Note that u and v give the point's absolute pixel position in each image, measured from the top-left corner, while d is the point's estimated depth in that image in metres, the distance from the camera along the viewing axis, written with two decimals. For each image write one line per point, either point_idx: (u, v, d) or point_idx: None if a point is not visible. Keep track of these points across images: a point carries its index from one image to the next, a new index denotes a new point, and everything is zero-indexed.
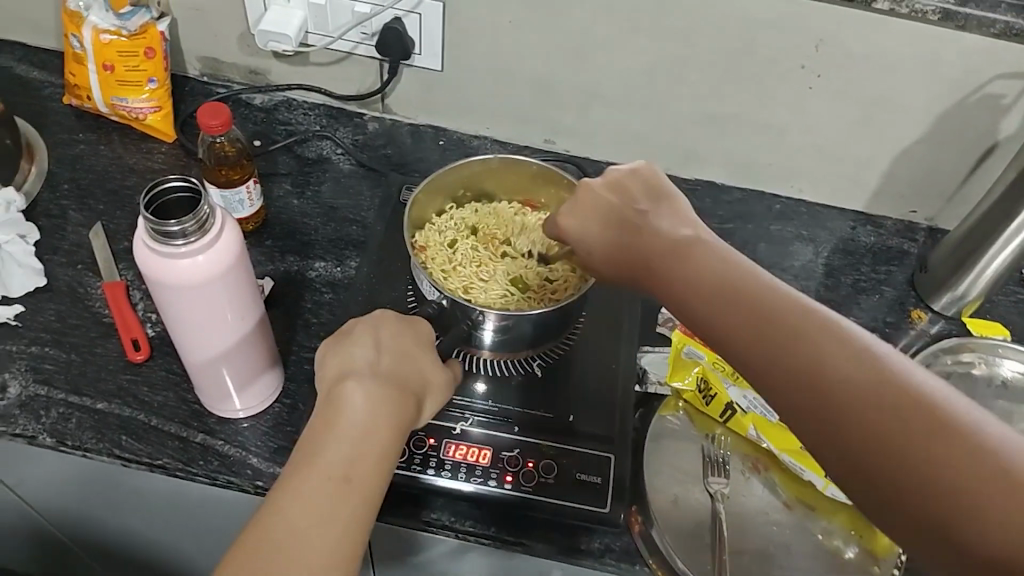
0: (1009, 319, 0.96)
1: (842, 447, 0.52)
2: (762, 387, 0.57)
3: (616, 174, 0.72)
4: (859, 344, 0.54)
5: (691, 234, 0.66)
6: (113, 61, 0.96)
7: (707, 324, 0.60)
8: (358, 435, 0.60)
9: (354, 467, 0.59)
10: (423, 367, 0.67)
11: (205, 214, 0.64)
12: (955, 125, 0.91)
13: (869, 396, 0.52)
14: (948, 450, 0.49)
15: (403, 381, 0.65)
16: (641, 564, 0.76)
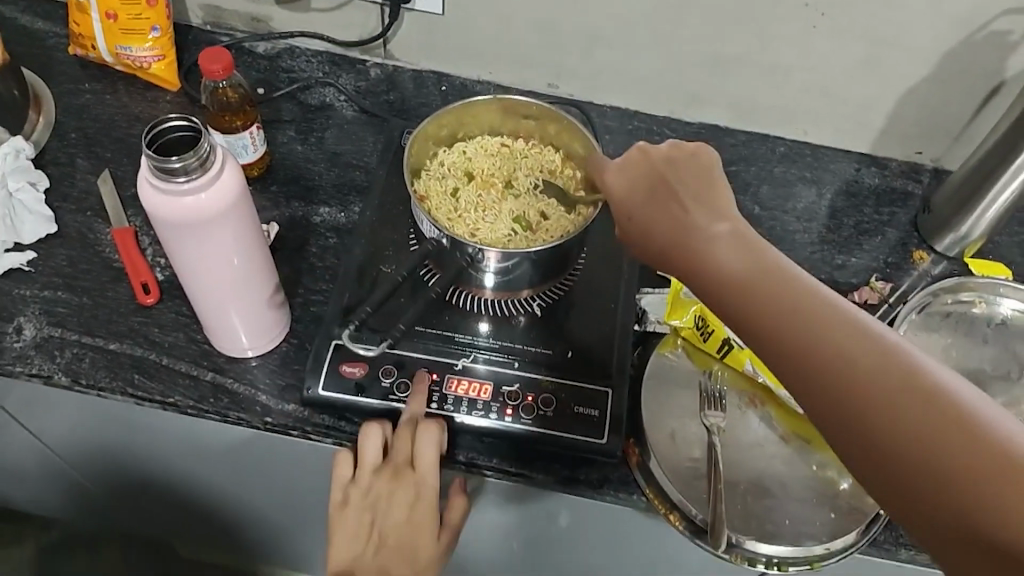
0: (1011, 259, 0.97)
1: (850, 434, 0.49)
2: (770, 360, 0.53)
3: (661, 149, 0.63)
4: (885, 340, 0.50)
5: (725, 227, 0.57)
6: (117, 10, 0.97)
7: (719, 298, 0.55)
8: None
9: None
10: (422, 524, 0.77)
11: (206, 151, 0.65)
12: (962, 63, 0.90)
13: (886, 390, 0.48)
14: (966, 446, 0.45)
15: (401, 535, 0.77)
16: (639, 494, 0.79)
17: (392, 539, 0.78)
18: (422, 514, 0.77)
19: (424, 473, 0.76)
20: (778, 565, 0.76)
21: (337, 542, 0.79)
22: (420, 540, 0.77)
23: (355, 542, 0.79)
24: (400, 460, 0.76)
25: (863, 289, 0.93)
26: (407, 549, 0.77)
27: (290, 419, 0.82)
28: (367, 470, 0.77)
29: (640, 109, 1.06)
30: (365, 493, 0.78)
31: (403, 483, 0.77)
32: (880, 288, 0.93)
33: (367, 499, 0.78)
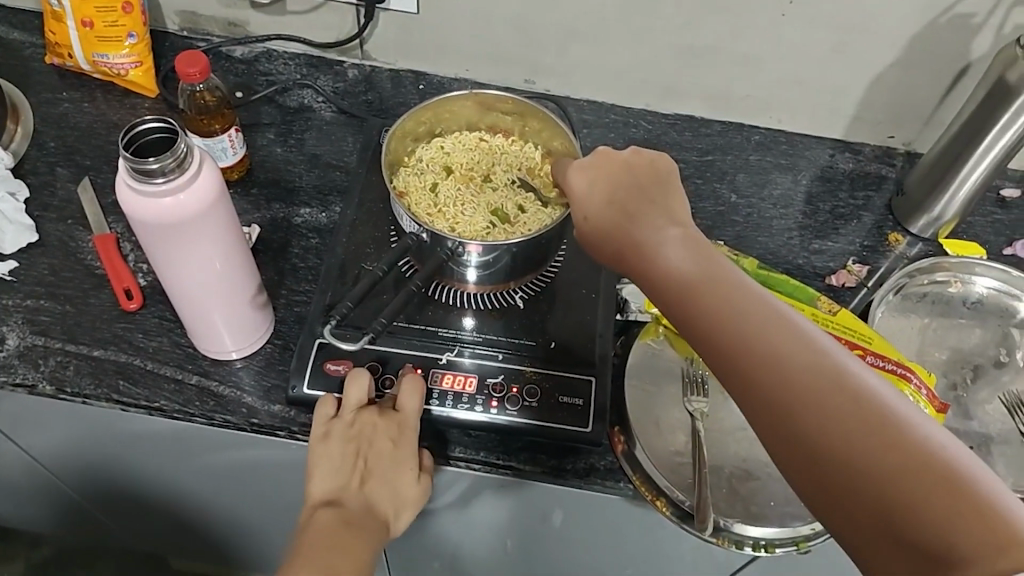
0: (984, 238, 0.98)
1: (787, 437, 0.50)
2: (715, 363, 0.53)
3: (623, 154, 0.64)
4: (829, 352, 0.51)
5: (680, 235, 0.59)
6: (92, 17, 0.96)
7: (668, 300, 0.57)
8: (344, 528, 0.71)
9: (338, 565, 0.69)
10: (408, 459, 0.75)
11: (183, 152, 0.65)
12: (929, 46, 0.91)
13: (827, 395, 0.49)
14: (898, 452, 0.46)
15: (386, 470, 0.75)
16: (625, 481, 0.80)
17: (376, 476, 0.74)
18: (408, 447, 0.75)
19: (409, 408, 0.75)
20: (765, 548, 0.78)
21: (315, 483, 0.74)
22: (404, 478, 0.75)
23: (335, 480, 0.74)
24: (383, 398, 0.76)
25: (840, 272, 0.95)
26: (392, 486, 0.75)
27: (277, 420, 0.82)
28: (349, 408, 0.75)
29: (617, 102, 1.07)
30: (347, 430, 0.74)
31: (388, 417, 0.75)
32: (857, 270, 0.95)
33: (350, 434, 0.74)
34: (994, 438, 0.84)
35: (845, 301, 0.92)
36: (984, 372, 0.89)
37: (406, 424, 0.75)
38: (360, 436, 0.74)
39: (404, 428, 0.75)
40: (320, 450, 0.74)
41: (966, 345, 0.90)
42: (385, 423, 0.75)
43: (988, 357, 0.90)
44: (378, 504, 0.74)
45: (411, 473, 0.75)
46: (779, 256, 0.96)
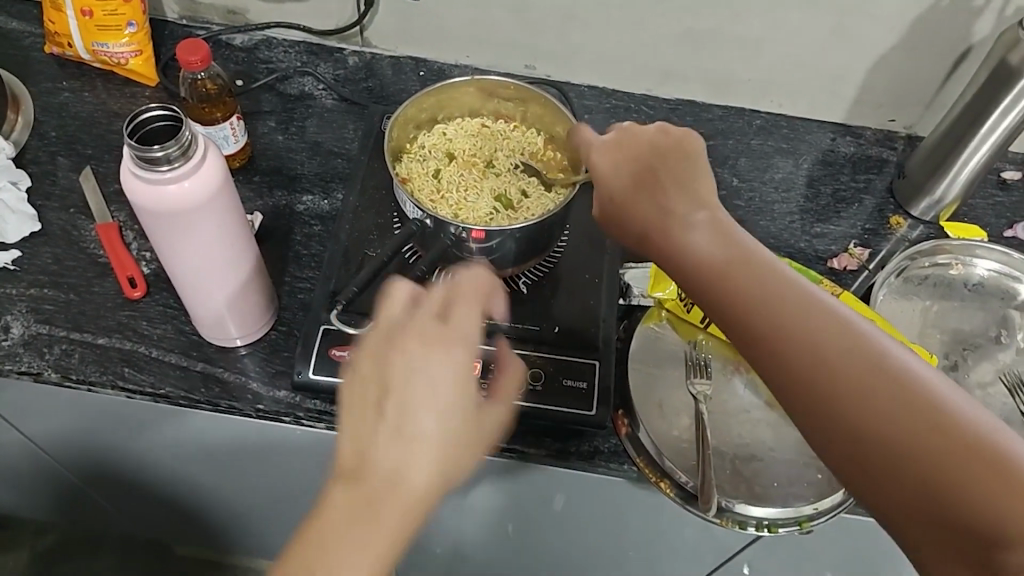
0: (985, 221, 0.99)
1: (823, 420, 0.51)
2: (749, 349, 0.55)
3: (649, 134, 0.64)
4: (863, 333, 0.52)
5: (709, 219, 0.59)
6: (91, 6, 0.96)
7: (700, 287, 0.58)
8: (368, 504, 0.54)
9: (359, 568, 0.53)
10: (458, 399, 0.57)
11: (188, 140, 0.65)
12: (930, 29, 0.91)
13: (863, 376, 0.50)
14: (937, 430, 0.47)
15: (431, 424, 0.56)
16: (629, 464, 0.81)
17: (415, 431, 0.55)
18: (456, 369, 0.58)
19: (464, 325, 0.59)
20: (768, 528, 0.78)
21: (340, 442, 0.57)
22: (452, 431, 0.57)
23: (360, 438, 0.56)
24: (427, 311, 0.59)
25: (841, 256, 0.95)
26: (438, 440, 0.56)
27: (282, 406, 0.83)
28: (386, 334, 0.59)
29: (618, 88, 1.07)
30: (380, 366, 0.57)
31: (435, 347, 0.58)
32: (859, 254, 0.95)
33: (381, 373, 0.57)
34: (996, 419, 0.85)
35: (847, 285, 0.93)
36: (984, 353, 0.89)
37: (457, 343, 0.58)
38: (397, 374, 0.57)
39: (454, 347, 0.58)
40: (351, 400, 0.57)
41: (967, 326, 0.91)
42: (431, 353, 0.57)
43: (989, 338, 0.90)
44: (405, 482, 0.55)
45: (457, 412, 0.57)
46: (781, 240, 0.96)
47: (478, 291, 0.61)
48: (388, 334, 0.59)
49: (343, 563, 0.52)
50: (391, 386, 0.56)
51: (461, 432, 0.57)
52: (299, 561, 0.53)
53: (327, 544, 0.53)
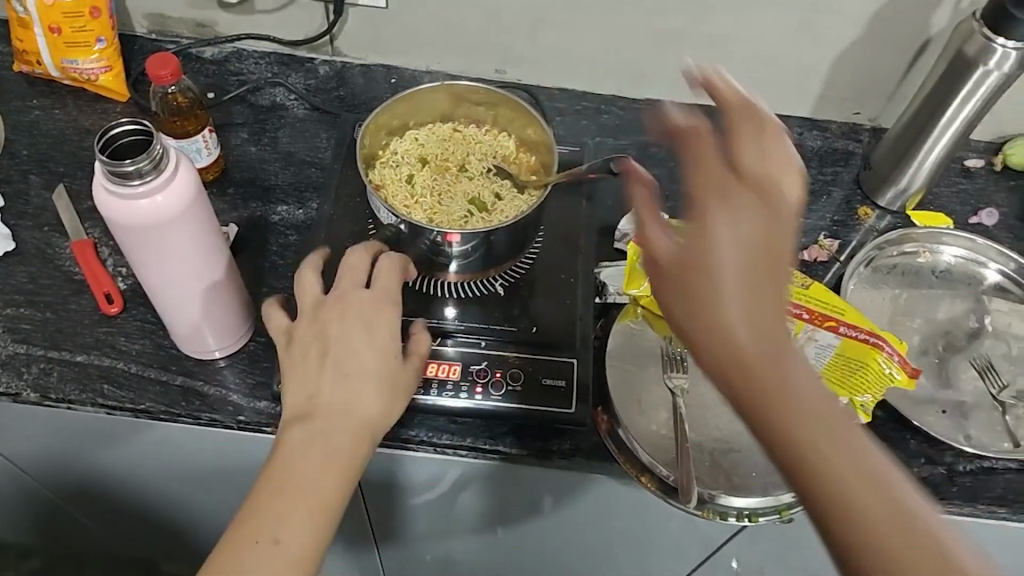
0: (950, 209, 1.01)
1: (788, 470, 0.48)
2: (720, 375, 0.50)
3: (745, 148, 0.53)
4: (837, 404, 0.49)
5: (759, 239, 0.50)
6: (59, 23, 0.96)
7: (679, 304, 0.51)
8: (322, 433, 0.62)
9: (321, 487, 0.61)
10: (390, 345, 0.66)
11: (159, 153, 0.66)
12: (890, 22, 0.93)
13: (832, 445, 0.47)
14: (887, 522, 0.46)
15: (368, 367, 0.65)
16: (610, 460, 0.82)
17: (353, 373, 0.64)
18: (386, 321, 0.66)
19: (387, 287, 0.68)
20: (749, 518, 0.79)
21: (287, 392, 0.65)
22: (388, 373, 0.65)
23: (307, 385, 0.64)
24: (351, 279, 0.68)
25: (812, 247, 0.96)
26: (376, 379, 0.64)
27: (263, 416, 0.83)
28: (316, 306, 0.68)
29: (588, 89, 1.08)
30: (311, 327, 0.67)
31: (361, 306, 0.66)
32: (829, 245, 0.97)
33: (314, 331, 0.66)
34: (967, 402, 0.86)
35: (818, 276, 0.94)
36: (953, 337, 0.91)
37: (383, 301, 0.67)
38: (331, 330, 0.65)
39: (383, 304, 0.67)
40: (289, 359, 0.66)
41: (935, 313, 0.93)
42: (361, 311, 0.66)
43: (958, 322, 0.92)
44: (354, 410, 0.63)
45: (391, 358, 0.66)
46: None
47: (399, 263, 0.70)
48: (317, 303, 0.68)
49: (309, 484, 0.60)
50: (326, 341, 0.65)
51: (396, 375, 0.66)
52: (268, 490, 0.60)
53: (292, 474, 0.61)
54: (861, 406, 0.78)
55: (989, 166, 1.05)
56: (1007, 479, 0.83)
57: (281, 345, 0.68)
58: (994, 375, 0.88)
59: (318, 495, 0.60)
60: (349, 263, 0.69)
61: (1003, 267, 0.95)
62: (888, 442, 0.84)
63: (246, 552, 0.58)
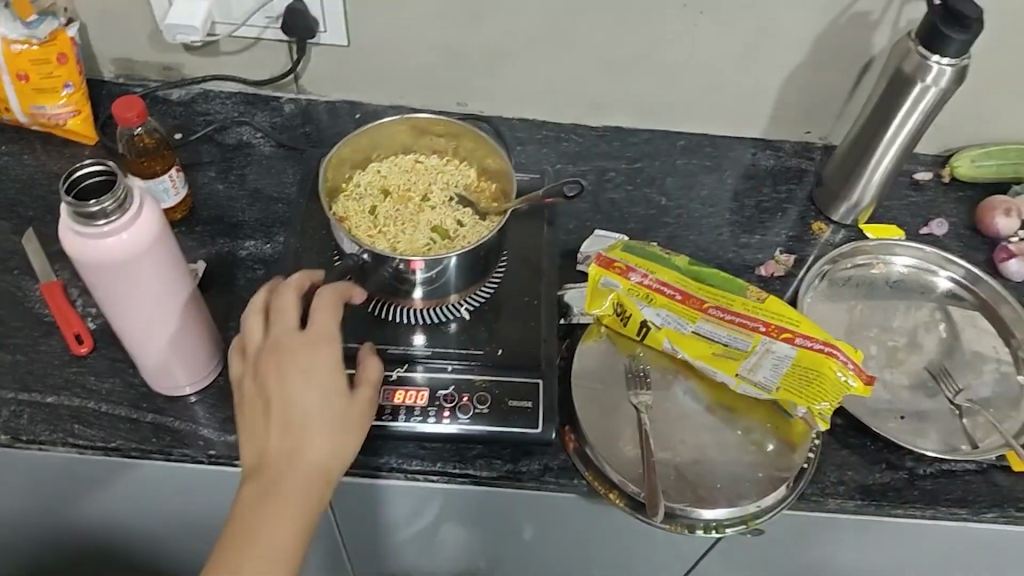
0: (901, 221, 1.04)
1: None
2: None
3: None
4: None
5: None
6: (27, 71, 0.97)
7: None
8: (275, 479, 0.65)
9: (284, 530, 0.63)
10: (331, 382, 0.68)
11: (123, 193, 0.68)
12: (833, 45, 0.97)
13: None
14: None
15: (312, 407, 0.67)
16: (579, 478, 0.83)
17: (299, 416, 0.67)
18: (323, 361, 0.69)
19: (321, 328, 0.70)
20: (716, 530, 0.80)
21: (243, 440, 0.68)
22: (334, 408, 0.68)
23: (259, 435, 0.67)
24: (285, 324, 0.71)
25: (768, 263, 0.99)
26: (322, 419, 0.67)
27: (234, 450, 0.84)
28: (258, 354, 0.71)
29: (547, 118, 1.11)
30: (256, 379, 0.69)
31: (297, 350, 0.69)
32: (785, 261, 1.00)
33: (259, 383, 0.69)
34: (922, 407, 0.89)
35: (776, 291, 0.97)
36: (908, 345, 0.94)
37: (319, 340, 0.69)
38: (273, 376, 0.68)
39: (317, 345, 0.69)
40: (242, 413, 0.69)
41: (890, 322, 0.95)
42: (297, 357, 0.68)
43: (912, 330, 0.95)
44: (305, 452, 0.66)
45: (334, 396, 0.68)
46: (710, 252, 1.01)
47: (329, 302, 0.72)
48: (259, 350, 0.71)
49: (270, 530, 0.62)
50: (270, 388, 0.68)
51: (343, 410, 0.69)
52: (233, 532, 0.62)
53: (253, 515, 0.63)
54: (818, 415, 0.82)
55: (937, 179, 1.08)
56: (966, 480, 0.86)
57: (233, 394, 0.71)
58: (949, 380, 0.91)
59: (280, 533, 0.62)
60: (282, 309, 0.71)
61: (953, 275, 0.99)
62: (849, 449, 0.87)
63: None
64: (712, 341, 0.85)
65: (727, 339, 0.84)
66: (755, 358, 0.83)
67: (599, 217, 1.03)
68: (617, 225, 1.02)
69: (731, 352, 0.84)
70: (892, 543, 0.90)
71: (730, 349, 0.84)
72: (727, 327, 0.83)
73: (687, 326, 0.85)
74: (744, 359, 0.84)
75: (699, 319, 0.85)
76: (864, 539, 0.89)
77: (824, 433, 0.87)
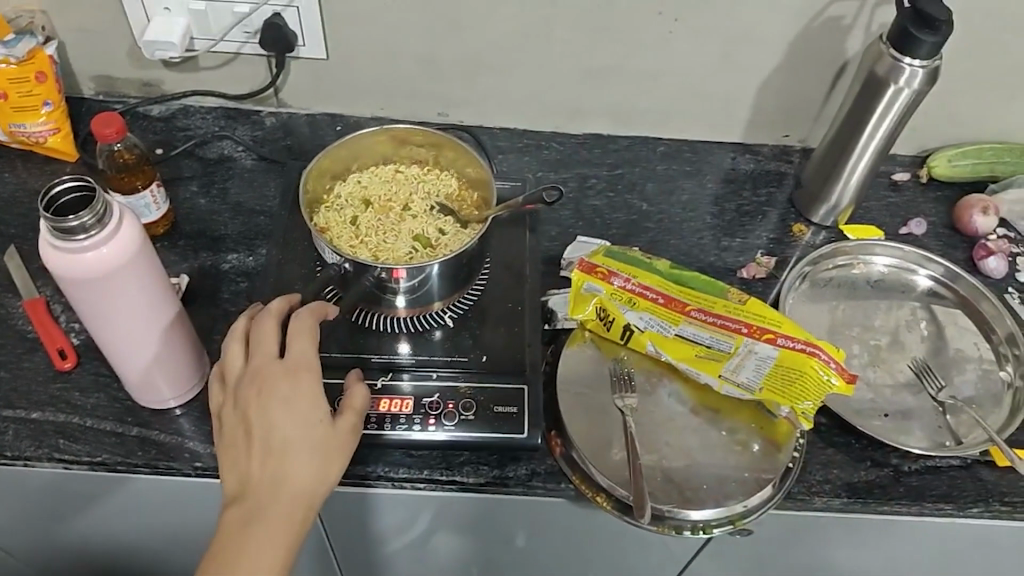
0: (881, 221, 1.05)
1: None
2: None
3: None
4: None
5: None
6: (6, 89, 0.97)
7: None
8: (254, 507, 0.64)
9: (264, 559, 0.62)
10: (311, 409, 0.68)
11: (103, 208, 0.68)
12: (808, 49, 0.98)
13: None
14: None
15: (292, 434, 0.67)
16: (567, 482, 0.83)
17: (279, 444, 0.66)
18: (302, 388, 0.68)
19: (301, 355, 0.70)
20: (703, 531, 0.80)
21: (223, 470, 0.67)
22: (314, 434, 0.67)
23: (239, 464, 0.67)
24: (265, 353, 0.71)
25: (750, 265, 1.00)
26: (302, 446, 0.67)
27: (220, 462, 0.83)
28: (238, 385, 0.71)
29: (527, 127, 1.11)
30: (237, 408, 0.69)
31: (276, 378, 0.69)
32: (766, 262, 1.00)
33: (239, 412, 0.68)
34: (905, 405, 0.90)
35: (757, 292, 0.98)
36: (890, 343, 0.94)
37: (299, 368, 0.69)
38: (252, 405, 0.68)
39: (296, 372, 0.69)
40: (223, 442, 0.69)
41: (872, 321, 0.96)
42: (277, 384, 0.68)
43: (893, 328, 0.96)
44: (287, 480, 0.65)
45: (315, 423, 0.68)
46: (691, 256, 1.01)
47: (309, 329, 0.73)
48: (239, 381, 0.71)
49: (250, 559, 0.62)
50: (249, 416, 0.68)
51: (325, 437, 0.68)
52: (213, 560, 0.62)
53: (235, 543, 0.63)
54: (801, 413, 0.82)
55: (914, 179, 1.10)
56: (951, 476, 0.86)
57: (215, 427, 0.71)
58: (931, 377, 0.91)
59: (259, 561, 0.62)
60: (261, 338, 0.72)
61: (933, 273, 0.99)
62: (834, 448, 0.87)
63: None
64: (695, 343, 0.85)
65: (710, 340, 0.84)
66: (739, 359, 0.83)
67: (580, 223, 1.03)
68: (599, 231, 1.03)
69: (714, 354, 0.85)
70: (879, 541, 0.90)
71: (713, 351, 0.85)
72: (710, 329, 0.84)
73: (670, 329, 0.86)
74: (726, 360, 0.84)
75: (682, 321, 0.85)
76: (852, 537, 0.90)
77: (809, 432, 0.88)
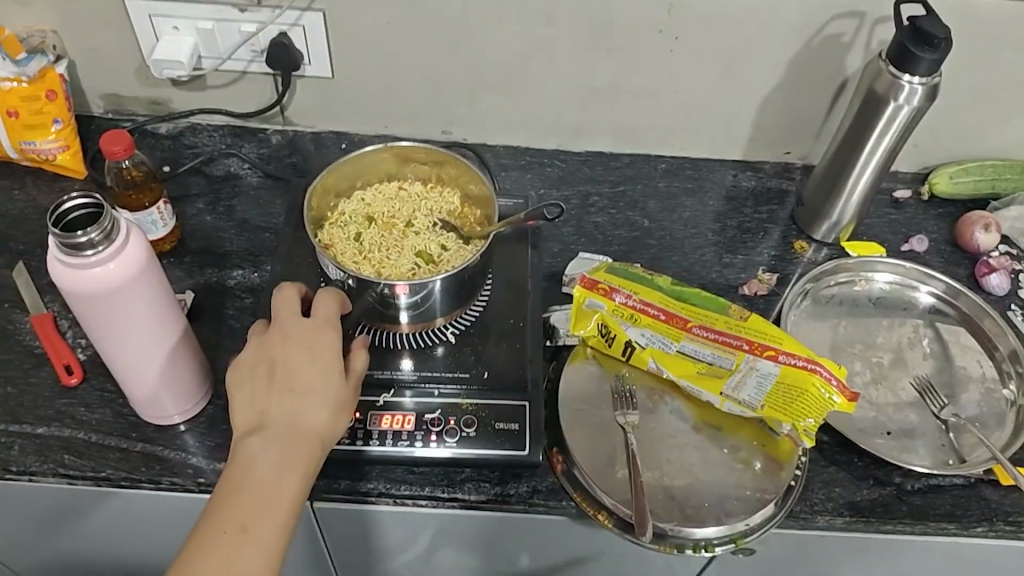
0: (882, 238, 1.06)
1: None
2: None
3: None
4: None
5: None
6: (17, 107, 0.99)
7: None
8: (270, 446, 0.65)
9: (276, 498, 0.63)
10: (333, 363, 0.70)
11: (110, 225, 0.68)
12: (808, 67, 0.99)
13: None
14: None
15: (313, 383, 0.68)
16: (568, 500, 0.83)
17: (299, 390, 0.68)
18: (327, 344, 0.70)
19: (328, 315, 0.72)
20: (705, 548, 0.80)
21: (235, 411, 0.68)
22: (332, 386, 0.69)
23: (255, 405, 0.68)
24: (291, 310, 0.73)
25: (751, 282, 1.00)
26: (320, 395, 0.68)
27: None
28: (258, 339, 0.72)
29: (530, 145, 1.12)
30: (257, 354, 0.70)
31: (302, 332, 0.71)
32: (768, 279, 1.01)
33: (260, 358, 0.70)
34: (907, 422, 0.89)
35: (759, 309, 0.98)
36: (891, 360, 0.95)
37: (323, 325, 0.71)
38: (275, 355, 0.69)
39: (323, 328, 0.71)
40: (238, 382, 0.70)
41: (874, 338, 0.96)
42: (302, 337, 0.70)
43: (895, 345, 0.96)
44: (302, 424, 0.67)
45: (334, 376, 0.70)
46: (693, 272, 1.02)
47: (336, 295, 0.75)
48: (260, 333, 0.72)
49: (263, 497, 0.63)
50: (272, 361, 0.69)
51: (341, 391, 0.70)
52: (226, 494, 0.63)
53: (248, 477, 0.64)
54: (802, 430, 0.82)
55: (916, 196, 1.10)
56: (954, 494, 0.86)
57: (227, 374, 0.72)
58: (934, 395, 0.91)
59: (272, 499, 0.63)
60: (288, 296, 0.73)
61: (934, 289, 1.00)
62: (835, 466, 0.87)
63: (213, 544, 0.60)
64: (698, 360, 0.86)
65: (712, 357, 0.85)
66: (739, 376, 0.83)
67: (582, 240, 1.04)
68: (601, 248, 1.03)
69: (716, 371, 0.85)
70: (882, 559, 0.90)
71: (715, 367, 0.85)
72: (712, 346, 0.85)
73: (672, 344, 0.86)
74: (728, 377, 0.84)
75: (683, 338, 0.86)
76: (855, 555, 0.89)
77: (811, 450, 0.88)
